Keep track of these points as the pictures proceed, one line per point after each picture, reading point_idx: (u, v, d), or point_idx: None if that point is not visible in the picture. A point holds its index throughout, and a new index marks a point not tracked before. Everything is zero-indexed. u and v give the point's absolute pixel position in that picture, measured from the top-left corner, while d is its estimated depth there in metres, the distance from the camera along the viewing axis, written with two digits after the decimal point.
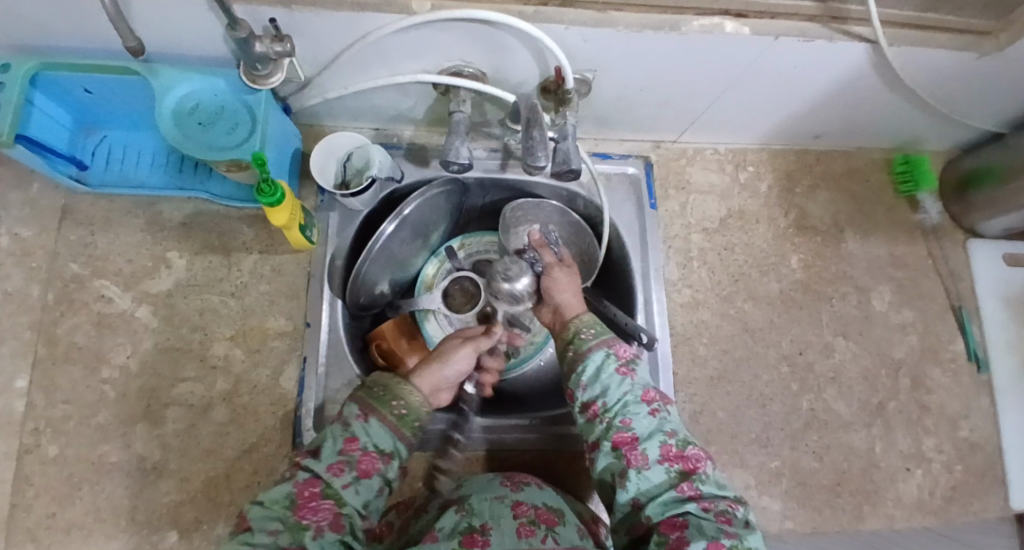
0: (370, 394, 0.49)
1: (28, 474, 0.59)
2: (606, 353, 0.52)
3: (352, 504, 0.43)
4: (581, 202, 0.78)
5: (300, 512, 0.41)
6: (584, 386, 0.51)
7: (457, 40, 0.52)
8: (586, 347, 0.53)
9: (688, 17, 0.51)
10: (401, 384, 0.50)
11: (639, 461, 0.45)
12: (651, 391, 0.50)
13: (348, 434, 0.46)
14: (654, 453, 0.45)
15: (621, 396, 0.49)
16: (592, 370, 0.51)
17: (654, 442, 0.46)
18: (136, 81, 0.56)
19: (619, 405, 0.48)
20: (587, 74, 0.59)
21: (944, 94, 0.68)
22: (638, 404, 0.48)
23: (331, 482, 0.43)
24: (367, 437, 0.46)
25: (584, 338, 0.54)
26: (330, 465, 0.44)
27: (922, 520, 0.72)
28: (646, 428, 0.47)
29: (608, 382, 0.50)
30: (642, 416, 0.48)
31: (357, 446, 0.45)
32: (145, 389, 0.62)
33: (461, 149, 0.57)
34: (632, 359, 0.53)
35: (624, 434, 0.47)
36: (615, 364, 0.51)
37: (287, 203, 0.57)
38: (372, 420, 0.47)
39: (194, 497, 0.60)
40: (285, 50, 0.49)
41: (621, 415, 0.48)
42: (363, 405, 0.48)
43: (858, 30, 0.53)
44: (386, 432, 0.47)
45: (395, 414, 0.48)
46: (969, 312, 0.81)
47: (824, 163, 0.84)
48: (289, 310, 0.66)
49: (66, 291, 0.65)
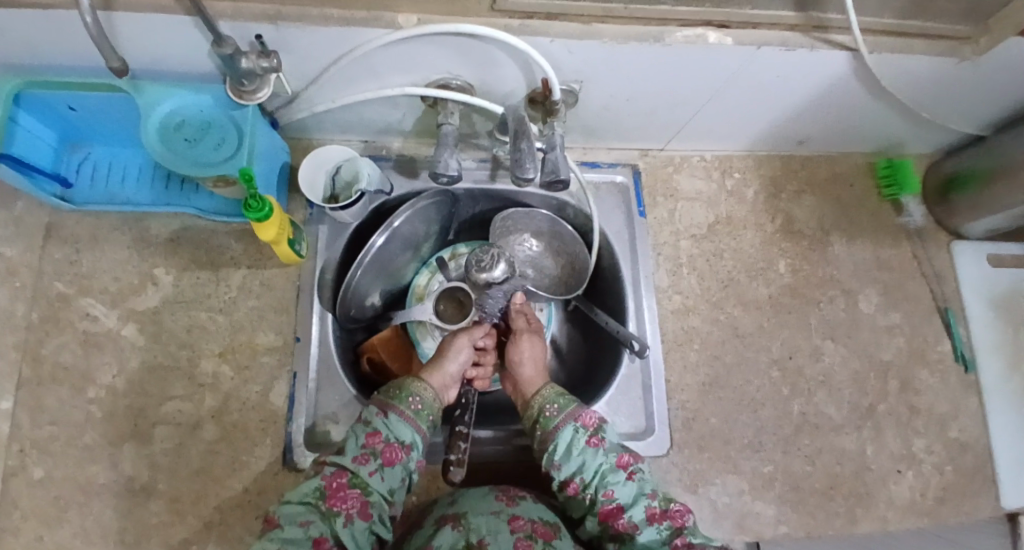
0: (387, 394, 0.53)
1: (13, 497, 0.58)
2: (573, 427, 0.54)
3: (377, 492, 0.47)
4: (571, 210, 0.78)
5: (331, 501, 0.44)
6: (558, 466, 0.53)
7: (444, 54, 0.53)
8: (554, 426, 0.54)
9: (672, 29, 0.51)
10: (415, 382, 0.54)
11: (630, 529, 0.49)
12: (624, 454, 0.53)
13: (370, 429, 0.49)
14: (640, 517, 0.49)
15: (598, 468, 0.52)
16: (563, 448, 0.53)
17: (639, 507, 0.50)
18: (121, 97, 0.55)
19: (597, 477, 0.52)
20: (574, 85, 0.60)
21: (925, 100, 0.70)
22: (615, 472, 0.52)
23: (357, 472, 0.47)
24: (388, 431, 0.50)
25: (550, 417, 0.55)
26: (356, 457, 0.47)
27: (915, 521, 0.73)
28: (629, 494, 0.51)
29: (582, 457, 0.53)
30: (622, 484, 0.51)
31: (380, 439, 0.49)
32: (133, 408, 0.61)
33: (450, 161, 0.57)
34: (599, 425, 0.55)
35: (610, 507, 0.51)
36: (585, 437, 0.54)
37: (275, 218, 0.57)
38: (392, 415, 0.51)
39: (184, 517, 0.59)
40: (272, 66, 0.49)
41: (602, 488, 0.51)
42: (381, 404, 0.52)
43: (839, 38, 0.55)
44: (405, 425, 0.51)
45: (412, 408, 0.52)
46: (954, 312, 0.82)
47: (809, 168, 0.85)
48: (279, 325, 0.66)
49: (51, 310, 0.64)
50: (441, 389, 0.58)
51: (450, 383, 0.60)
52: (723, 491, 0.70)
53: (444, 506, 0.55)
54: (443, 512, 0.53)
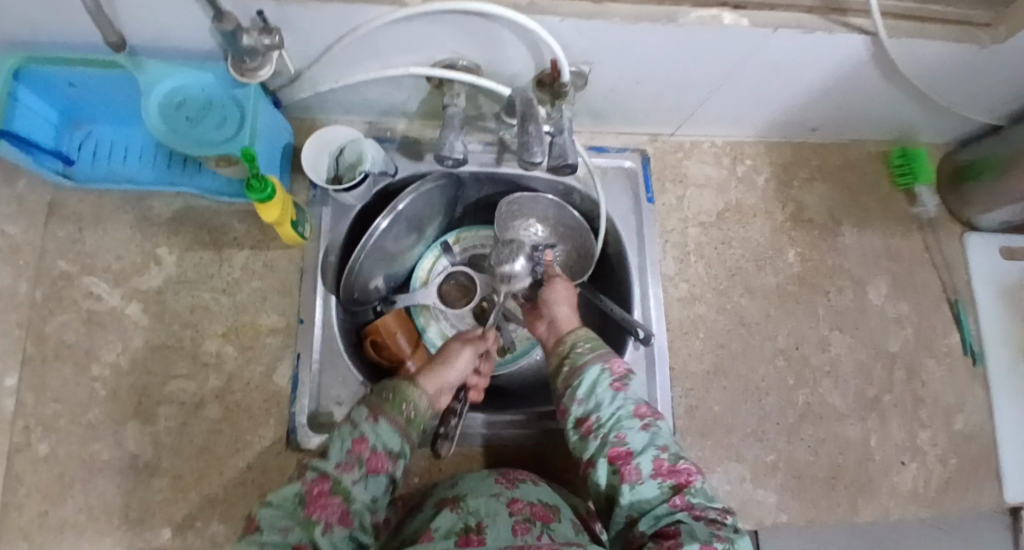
0: (380, 396, 0.51)
1: (20, 473, 0.58)
2: (601, 368, 0.54)
3: (360, 501, 0.45)
4: (577, 196, 0.77)
5: (311, 509, 0.42)
6: (578, 401, 0.53)
7: (451, 33, 0.51)
8: (581, 362, 0.55)
9: (686, 9, 0.50)
10: (409, 388, 0.52)
11: (633, 475, 0.47)
12: (643, 406, 0.52)
13: (356, 435, 0.48)
14: (647, 466, 0.47)
15: (615, 411, 0.51)
16: (587, 384, 0.54)
17: (648, 455, 0.48)
18: (122, 74, 0.55)
19: (613, 419, 0.51)
20: (584, 67, 0.58)
21: (943, 87, 0.68)
22: (631, 419, 0.51)
23: (339, 479, 0.44)
24: (376, 438, 0.48)
25: (580, 353, 0.56)
26: (339, 464, 0.45)
27: (916, 511, 0.73)
28: (640, 442, 0.49)
29: (602, 396, 0.52)
30: (636, 430, 0.50)
31: (366, 446, 0.47)
32: (137, 387, 0.62)
33: (455, 144, 0.56)
34: (626, 374, 0.54)
35: (620, 449, 0.49)
36: (609, 378, 0.53)
37: (278, 198, 0.56)
38: (381, 421, 0.49)
39: (188, 495, 0.59)
40: (274, 43, 0.48)
41: (615, 429, 0.50)
42: (372, 407, 0.50)
43: (858, 21, 0.53)
44: (394, 433, 0.49)
45: (404, 415, 0.50)
46: (964, 304, 0.81)
47: (821, 156, 0.83)
48: (282, 307, 0.66)
49: (55, 288, 0.64)
50: (436, 396, 0.55)
51: (445, 390, 0.56)
52: (724, 479, 0.70)
53: (443, 491, 0.55)
54: (443, 496, 0.53)
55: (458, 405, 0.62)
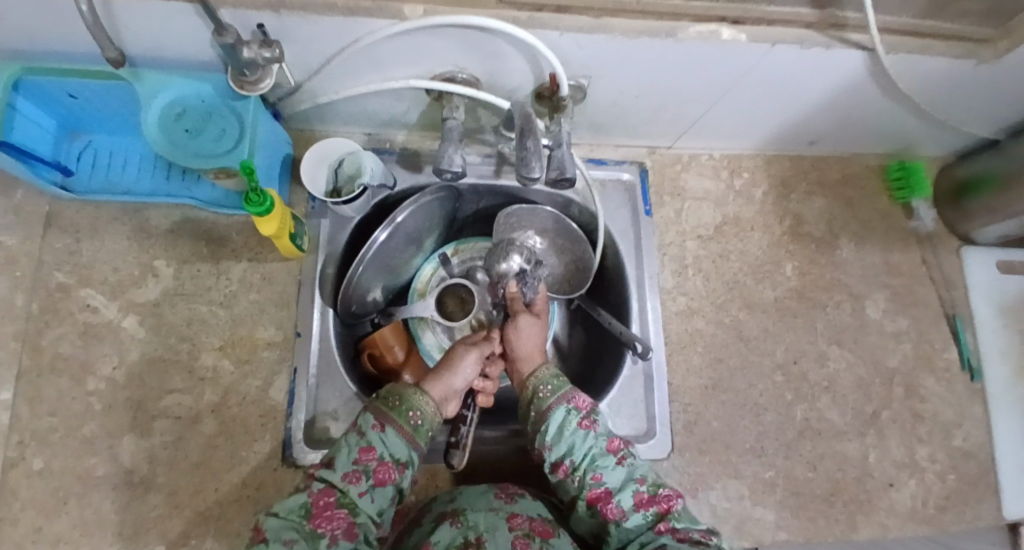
0: (386, 402, 0.51)
1: (12, 488, 0.58)
2: (566, 409, 0.54)
3: (366, 513, 0.46)
4: (576, 208, 0.77)
5: (317, 521, 0.43)
6: (548, 447, 0.52)
7: (451, 46, 0.52)
8: (546, 406, 0.54)
9: (685, 24, 0.50)
10: (416, 393, 0.52)
11: (616, 514, 0.48)
12: (615, 439, 0.53)
13: (363, 444, 0.48)
14: (628, 502, 0.48)
15: (587, 451, 0.51)
16: (554, 428, 0.53)
17: (627, 492, 0.49)
18: (122, 86, 0.55)
19: (586, 461, 0.51)
20: (582, 81, 0.59)
21: (941, 101, 0.68)
22: (604, 456, 0.51)
23: (347, 490, 0.45)
24: (383, 447, 0.48)
25: (543, 397, 0.55)
26: (346, 474, 0.46)
27: (916, 528, 0.72)
28: (617, 479, 0.50)
29: (573, 439, 0.52)
30: (612, 468, 0.50)
31: (374, 456, 0.47)
32: (132, 401, 0.61)
33: (454, 157, 0.56)
34: (592, 408, 0.54)
35: (598, 490, 0.50)
36: (577, 418, 0.53)
37: (277, 211, 0.56)
38: (389, 429, 0.49)
39: (182, 511, 0.59)
40: (274, 56, 0.48)
41: (590, 471, 0.50)
42: (378, 414, 0.50)
43: (857, 38, 0.53)
44: (402, 443, 0.49)
45: (411, 424, 0.51)
46: (962, 319, 0.81)
47: (819, 169, 0.84)
48: (279, 319, 0.65)
49: (51, 300, 0.63)
50: (442, 402, 0.55)
51: (450, 395, 0.56)
52: (723, 495, 0.69)
53: (443, 503, 0.54)
54: (442, 509, 0.52)
55: (469, 412, 0.63)
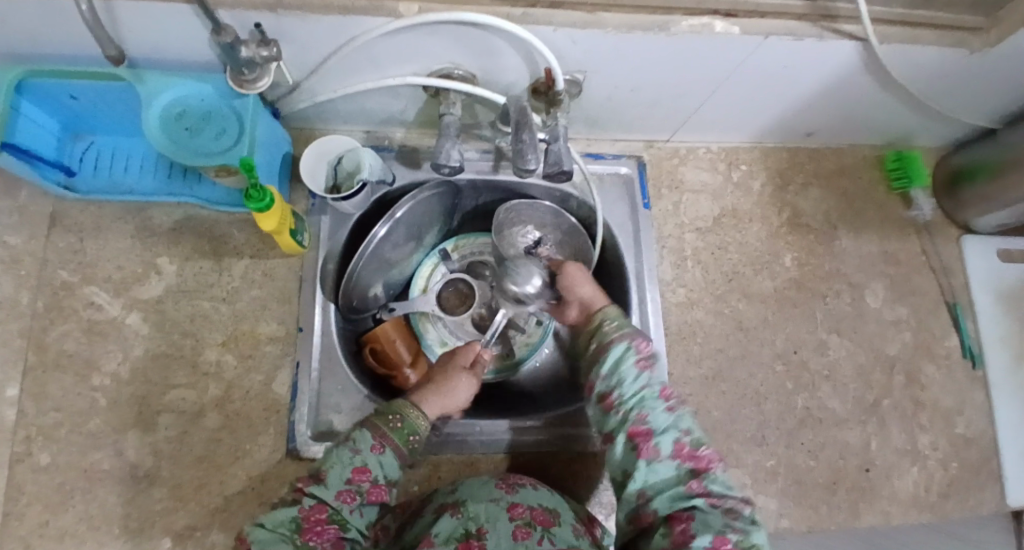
0: (385, 421, 0.52)
1: (20, 483, 0.58)
2: (628, 346, 0.55)
3: (354, 528, 0.47)
4: (574, 202, 0.78)
5: (307, 536, 0.44)
6: (604, 376, 0.54)
7: (446, 43, 0.52)
8: (610, 339, 0.56)
9: (677, 17, 0.51)
10: (413, 413, 0.55)
11: (652, 453, 0.48)
12: (667, 387, 0.52)
13: (358, 464, 0.49)
14: (668, 447, 0.48)
15: (639, 390, 0.52)
16: (612, 361, 0.54)
17: (669, 437, 0.49)
18: (124, 87, 0.55)
19: (637, 398, 0.51)
20: (577, 76, 0.59)
21: (934, 93, 0.69)
22: (654, 398, 0.51)
23: (339, 508, 0.46)
24: (378, 470, 0.49)
25: (607, 331, 0.58)
26: (339, 493, 0.47)
27: (918, 516, 0.72)
28: (662, 422, 0.50)
29: (626, 374, 0.53)
30: (659, 411, 0.50)
31: (368, 477, 0.48)
32: (137, 396, 0.62)
33: (452, 152, 0.57)
34: (653, 355, 0.55)
35: (640, 427, 0.50)
36: (636, 357, 0.54)
37: (276, 208, 0.57)
38: (387, 452, 0.50)
39: (187, 504, 0.59)
40: (272, 55, 0.48)
41: (638, 408, 0.51)
42: (378, 434, 0.51)
43: (849, 27, 0.54)
44: (395, 465, 0.51)
45: (408, 448, 0.53)
46: (962, 307, 0.81)
47: (816, 160, 0.84)
48: (281, 315, 0.66)
49: (56, 298, 0.64)
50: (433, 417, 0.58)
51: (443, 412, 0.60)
52: None
53: (444, 495, 0.54)
54: (443, 501, 0.53)
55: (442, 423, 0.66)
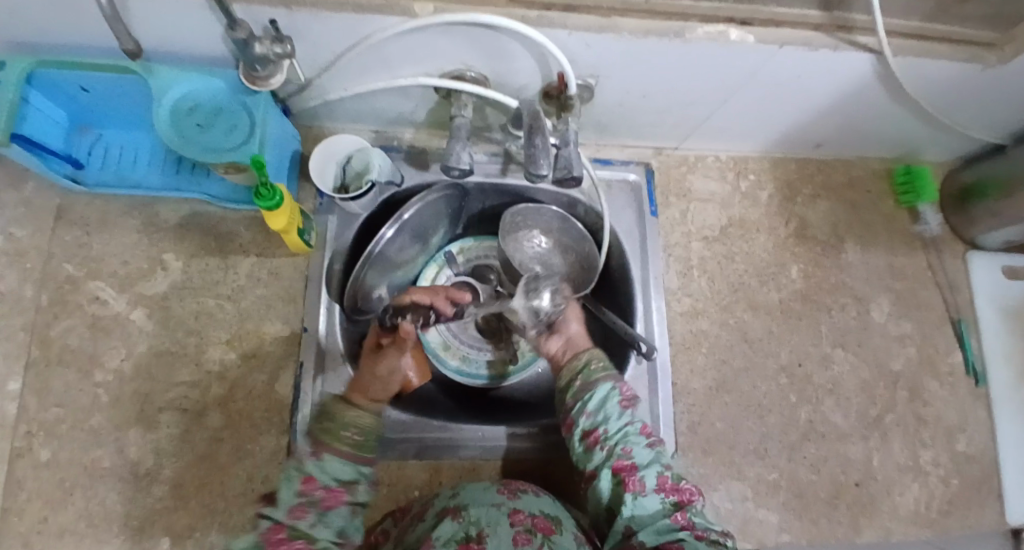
0: (318, 424, 0.45)
1: (18, 478, 0.58)
2: (612, 385, 0.53)
3: (326, 539, 0.39)
4: (582, 208, 0.78)
5: None
6: (587, 413, 0.51)
7: (459, 44, 0.52)
8: (594, 379, 0.53)
9: (693, 25, 0.50)
10: (347, 411, 0.46)
11: (638, 487, 0.47)
12: (649, 424, 0.51)
13: (303, 473, 0.41)
14: (652, 482, 0.47)
15: (622, 426, 0.50)
16: (597, 399, 0.52)
17: (653, 471, 0.47)
18: (134, 80, 0.55)
19: (620, 434, 0.49)
20: (590, 80, 0.59)
21: (947, 108, 0.69)
22: (638, 434, 0.50)
23: (296, 525, 0.39)
24: (326, 473, 0.41)
25: (593, 369, 0.54)
26: (291, 510, 0.39)
27: (919, 532, 0.72)
28: (646, 457, 0.48)
29: (611, 411, 0.51)
30: (642, 446, 0.49)
31: (316, 484, 0.40)
32: (139, 393, 0.62)
33: (462, 155, 0.56)
34: (635, 393, 0.53)
35: (625, 462, 0.48)
36: (620, 394, 0.52)
37: (285, 206, 0.57)
38: (325, 455, 0.42)
39: (187, 503, 0.59)
40: (285, 53, 0.48)
41: (622, 443, 0.49)
42: (313, 440, 0.43)
43: (865, 40, 0.54)
44: (345, 463, 0.42)
45: (348, 443, 0.44)
46: (967, 323, 0.81)
47: (825, 172, 0.84)
48: (286, 314, 0.66)
49: (60, 292, 0.64)
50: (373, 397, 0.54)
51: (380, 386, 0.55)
52: (726, 496, 0.69)
53: (445, 499, 0.54)
54: (444, 505, 0.52)
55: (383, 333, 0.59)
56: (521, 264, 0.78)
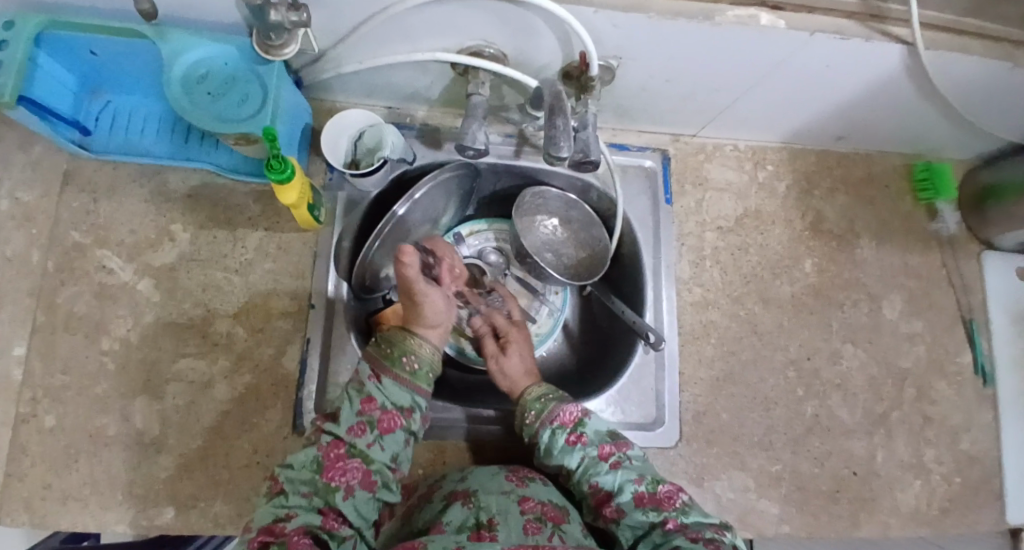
0: (380, 351, 0.53)
1: (25, 443, 0.58)
2: (551, 429, 0.56)
3: (379, 460, 0.49)
4: (595, 194, 0.76)
5: (330, 474, 0.46)
6: (548, 463, 0.57)
7: (482, 19, 0.50)
8: (533, 432, 0.57)
9: (723, 7, 0.49)
10: (408, 339, 0.54)
11: (615, 514, 0.52)
12: (606, 445, 0.55)
13: (364, 395, 0.50)
14: (625, 503, 0.51)
15: (581, 462, 0.55)
16: (546, 448, 0.56)
17: (623, 494, 0.52)
18: (146, 44, 0.54)
19: (583, 470, 0.54)
20: (612, 62, 0.57)
21: (975, 106, 0.67)
22: (597, 464, 0.54)
23: (354, 443, 0.48)
24: (384, 397, 0.50)
25: (530, 423, 0.58)
26: (351, 428, 0.49)
27: (917, 529, 0.72)
28: (613, 481, 0.53)
29: (562, 456, 0.55)
30: (605, 473, 0.53)
31: (375, 406, 0.50)
32: (146, 363, 0.61)
33: (478, 134, 0.55)
34: (579, 421, 0.57)
35: (598, 494, 0.53)
36: (563, 436, 0.56)
37: (296, 180, 0.56)
38: (385, 379, 0.51)
39: (192, 473, 0.59)
40: (302, 21, 0.46)
41: (588, 479, 0.54)
42: (374, 365, 0.52)
43: (898, 31, 0.52)
44: (400, 388, 0.51)
45: (407, 370, 0.52)
46: (978, 324, 0.80)
47: (844, 166, 0.82)
48: (294, 290, 0.65)
49: (67, 259, 0.63)
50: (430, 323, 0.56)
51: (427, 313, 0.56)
52: (728, 486, 0.69)
53: (452, 482, 0.54)
54: (452, 489, 0.52)
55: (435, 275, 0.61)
56: (532, 248, 0.77)
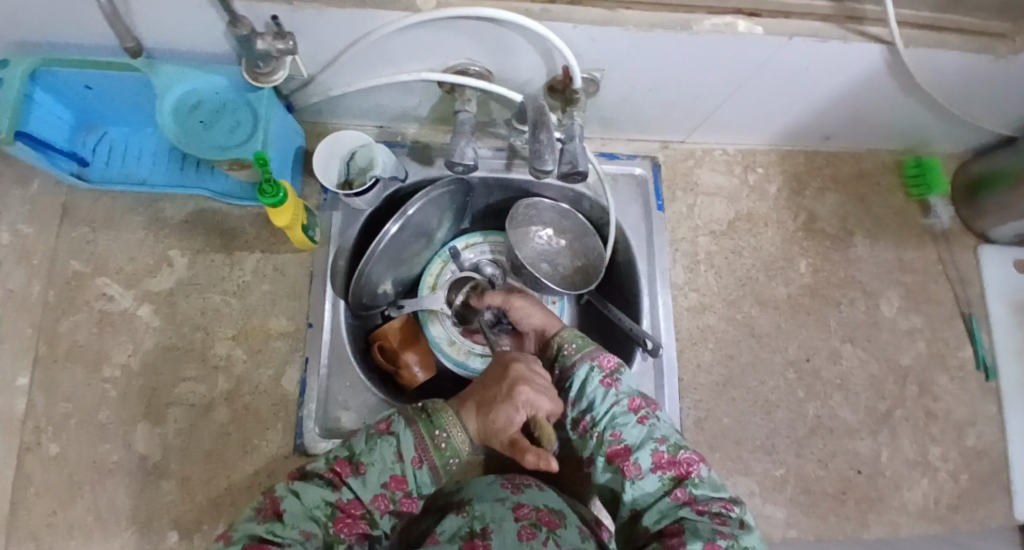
0: (431, 433, 0.46)
1: (30, 472, 0.59)
2: (591, 366, 0.54)
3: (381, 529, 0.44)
4: (587, 203, 0.77)
5: (339, 527, 0.41)
6: (574, 402, 0.53)
7: (461, 39, 0.51)
8: (570, 365, 0.55)
9: (700, 17, 0.50)
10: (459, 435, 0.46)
11: (633, 472, 0.47)
12: (637, 398, 0.51)
13: (398, 472, 0.44)
14: (646, 462, 0.47)
15: (609, 408, 0.51)
16: (579, 385, 0.53)
17: (646, 450, 0.48)
18: (137, 77, 0.55)
19: (607, 418, 0.51)
20: (595, 74, 0.58)
21: (959, 99, 0.68)
22: (625, 414, 0.50)
23: (370, 509, 0.43)
24: (416, 484, 0.45)
25: (568, 355, 0.56)
26: (375, 498, 0.43)
27: (927, 527, 0.71)
28: (637, 436, 0.49)
29: (593, 395, 0.52)
30: (631, 425, 0.50)
31: (404, 489, 0.45)
32: (147, 389, 0.62)
33: (466, 149, 0.56)
34: (617, 368, 0.54)
35: (617, 447, 0.49)
36: (599, 376, 0.53)
37: (289, 203, 0.57)
38: (426, 468, 0.45)
39: (196, 498, 0.60)
40: (288, 48, 0.47)
41: (610, 428, 0.50)
42: (421, 447, 0.45)
43: (874, 30, 0.53)
44: (432, 481, 0.46)
45: (446, 465, 0.47)
46: (979, 318, 0.80)
47: (834, 165, 0.83)
48: (292, 311, 0.66)
49: (68, 289, 0.64)
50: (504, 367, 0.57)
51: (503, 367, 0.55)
52: (732, 491, 0.69)
53: (451, 493, 0.54)
54: (450, 500, 0.53)
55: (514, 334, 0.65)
56: (527, 260, 0.77)
